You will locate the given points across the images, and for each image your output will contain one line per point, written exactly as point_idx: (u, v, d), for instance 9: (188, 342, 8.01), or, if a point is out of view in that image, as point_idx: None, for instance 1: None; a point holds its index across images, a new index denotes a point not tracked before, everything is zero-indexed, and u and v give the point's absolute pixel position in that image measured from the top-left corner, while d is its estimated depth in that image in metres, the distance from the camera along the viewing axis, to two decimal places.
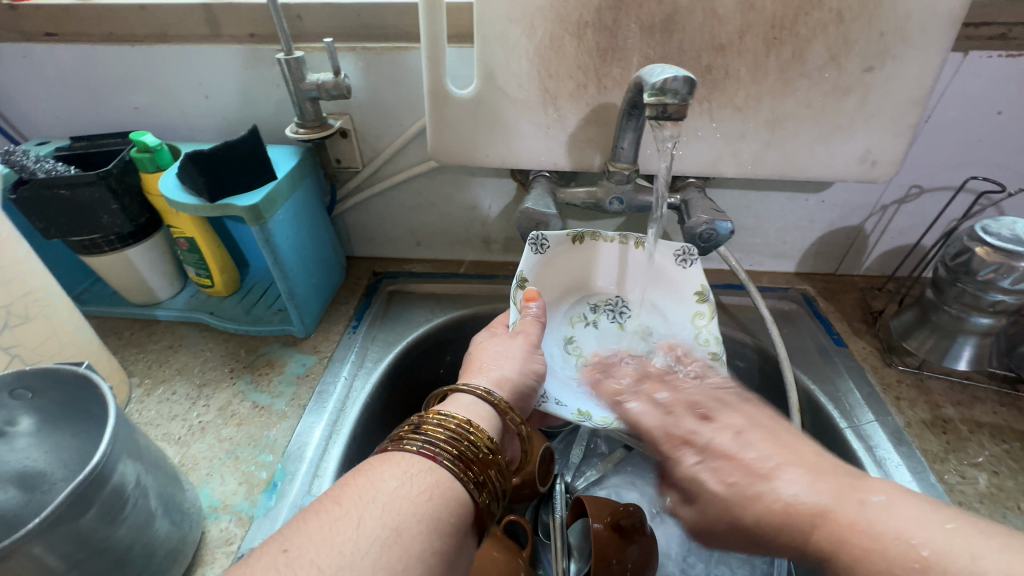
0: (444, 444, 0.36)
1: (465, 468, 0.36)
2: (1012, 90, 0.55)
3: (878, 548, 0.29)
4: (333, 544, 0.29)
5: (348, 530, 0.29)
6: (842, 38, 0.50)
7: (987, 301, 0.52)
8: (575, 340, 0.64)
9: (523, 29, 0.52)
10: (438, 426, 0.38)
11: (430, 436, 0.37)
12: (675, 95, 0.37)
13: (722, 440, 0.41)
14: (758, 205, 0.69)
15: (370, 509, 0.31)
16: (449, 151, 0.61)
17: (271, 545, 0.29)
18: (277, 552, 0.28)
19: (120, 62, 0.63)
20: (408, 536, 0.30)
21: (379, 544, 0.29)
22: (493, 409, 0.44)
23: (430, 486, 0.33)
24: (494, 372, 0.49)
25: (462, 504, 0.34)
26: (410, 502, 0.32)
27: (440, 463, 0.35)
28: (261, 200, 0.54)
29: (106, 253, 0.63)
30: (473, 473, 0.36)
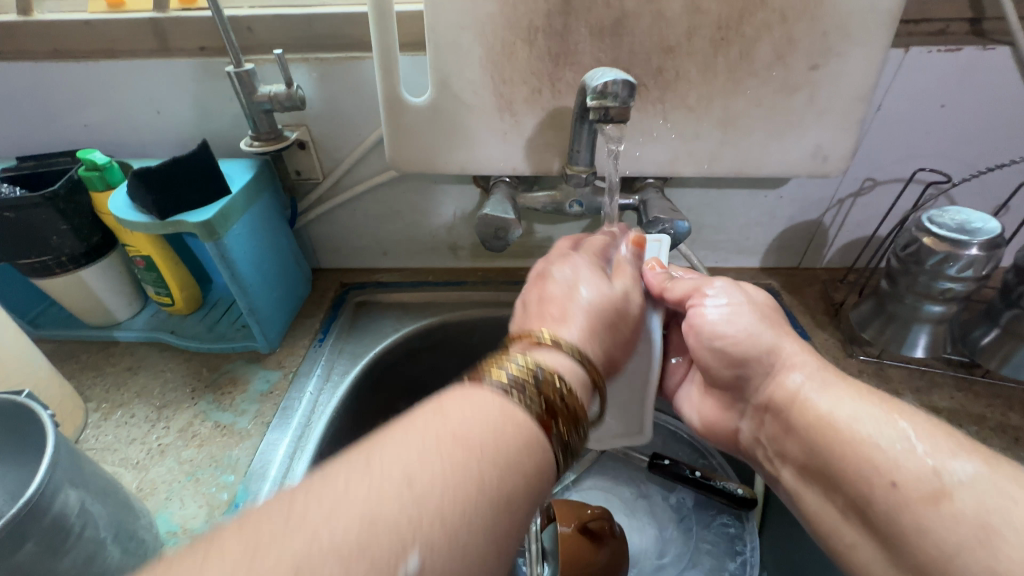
0: (540, 394, 0.33)
1: (554, 424, 0.32)
2: (952, 83, 0.57)
3: (893, 473, 0.34)
4: (454, 494, 0.27)
5: (467, 484, 0.27)
6: (786, 37, 0.51)
7: (938, 289, 0.54)
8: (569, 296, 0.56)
9: (475, 36, 0.52)
10: (533, 371, 0.34)
11: (510, 377, 0.33)
12: (616, 99, 0.38)
13: (736, 294, 0.50)
14: (719, 203, 0.69)
15: (484, 461, 0.28)
16: (408, 160, 0.61)
17: (385, 459, 0.27)
18: (397, 479, 0.26)
19: (66, 79, 0.62)
20: (515, 509, 0.29)
21: (488, 532, 0.27)
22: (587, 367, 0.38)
23: (527, 435, 0.31)
24: (577, 320, 0.42)
25: (549, 459, 0.32)
26: (515, 466, 0.30)
27: (531, 418, 0.32)
28: (214, 216, 0.53)
29: (58, 275, 0.61)
30: (561, 431, 0.33)
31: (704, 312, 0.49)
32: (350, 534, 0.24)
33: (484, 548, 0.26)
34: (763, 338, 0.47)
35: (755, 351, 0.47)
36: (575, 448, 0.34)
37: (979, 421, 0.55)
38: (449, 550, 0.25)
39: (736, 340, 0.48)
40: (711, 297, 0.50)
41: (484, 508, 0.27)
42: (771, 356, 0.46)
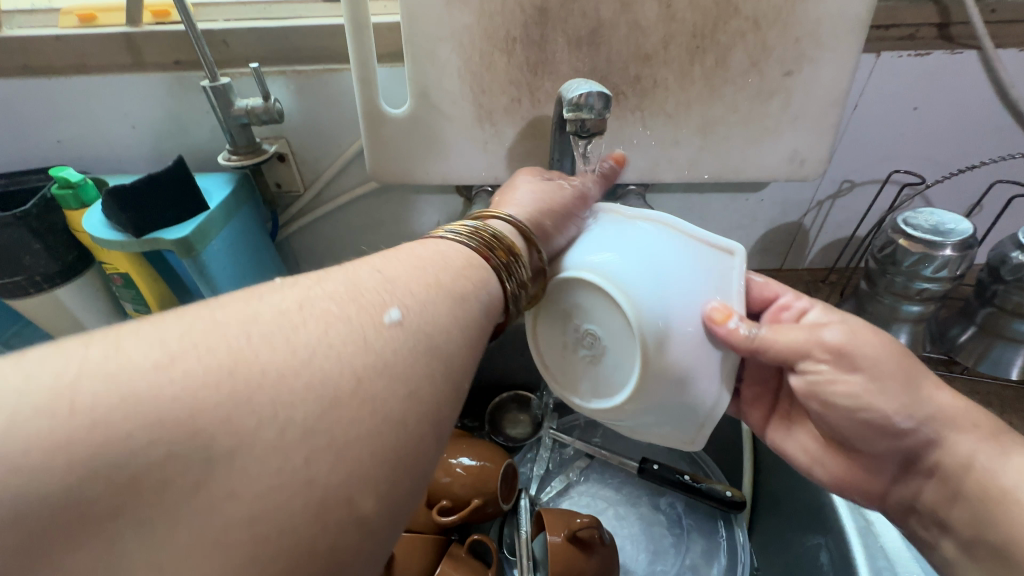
0: (488, 241, 0.37)
1: (495, 253, 0.36)
2: (923, 87, 0.58)
3: None
4: (417, 281, 0.31)
5: (427, 282, 0.31)
6: (759, 44, 0.52)
7: (915, 289, 0.55)
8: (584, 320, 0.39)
9: (452, 47, 0.52)
10: (479, 224, 0.38)
11: (465, 232, 0.37)
12: (591, 110, 0.38)
13: (863, 350, 0.40)
14: (700, 208, 0.70)
15: (445, 272, 0.33)
16: (388, 171, 0.60)
17: (362, 266, 0.31)
18: (371, 271, 0.30)
19: (38, 95, 0.61)
20: (470, 300, 0.32)
21: (451, 301, 0.31)
22: (524, 233, 0.39)
23: (473, 265, 0.34)
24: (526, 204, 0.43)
25: (491, 280, 0.35)
26: (470, 278, 0.33)
27: (473, 248, 0.36)
28: (191, 233, 0.52)
29: (33, 295, 0.60)
30: (500, 258, 0.36)
31: (830, 382, 0.41)
32: (338, 293, 0.28)
33: (448, 318, 0.30)
34: (920, 392, 0.39)
35: (913, 422, 0.39)
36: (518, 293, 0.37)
37: None
38: (422, 313, 0.29)
39: (886, 414, 0.40)
40: (837, 364, 0.40)
41: (444, 292, 0.31)
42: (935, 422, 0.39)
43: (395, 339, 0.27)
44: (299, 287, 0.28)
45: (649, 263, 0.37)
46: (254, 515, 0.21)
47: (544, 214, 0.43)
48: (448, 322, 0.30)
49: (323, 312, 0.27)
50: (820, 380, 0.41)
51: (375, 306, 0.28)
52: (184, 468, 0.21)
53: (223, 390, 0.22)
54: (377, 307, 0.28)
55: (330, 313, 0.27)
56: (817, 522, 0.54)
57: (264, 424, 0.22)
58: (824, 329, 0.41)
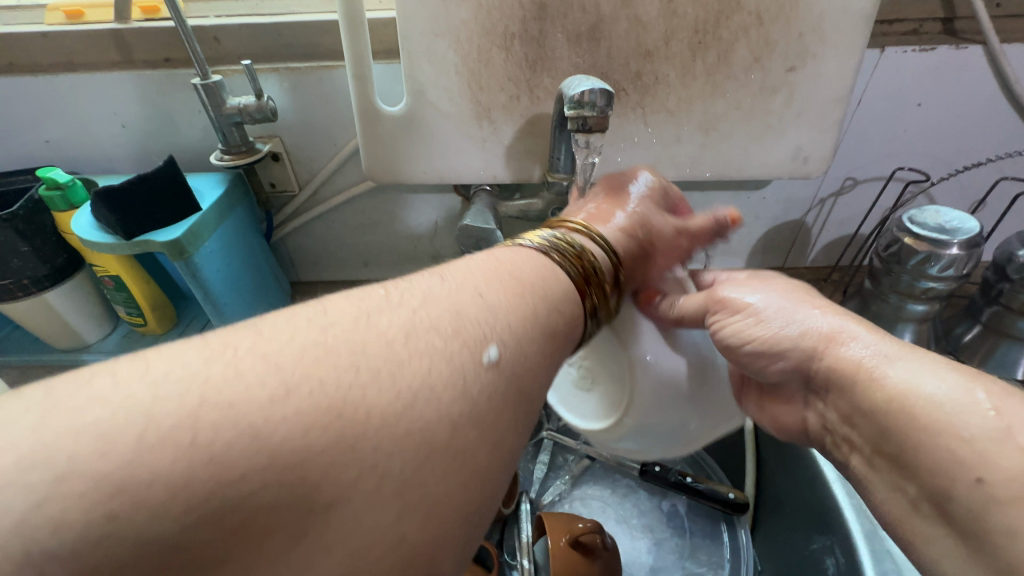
0: (583, 269, 0.37)
1: (588, 287, 0.36)
2: (928, 83, 0.57)
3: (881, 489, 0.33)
4: (518, 314, 0.30)
5: (527, 314, 0.31)
6: (762, 40, 0.51)
7: (920, 289, 0.54)
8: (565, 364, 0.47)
9: (449, 43, 0.51)
10: (576, 245, 0.39)
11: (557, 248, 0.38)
12: (593, 107, 0.37)
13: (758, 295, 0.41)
14: (701, 206, 0.69)
15: (540, 304, 0.32)
16: (384, 170, 0.59)
17: (465, 286, 0.30)
18: (473, 295, 0.30)
19: (24, 93, 0.59)
20: (558, 343, 0.32)
21: (542, 341, 0.31)
22: (615, 268, 0.40)
23: (570, 296, 0.35)
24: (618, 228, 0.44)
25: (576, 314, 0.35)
26: (558, 313, 0.33)
27: (568, 274, 0.36)
28: (183, 235, 0.51)
29: (21, 299, 0.59)
30: (593, 293, 0.37)
31: (741, 331, 0.39)
32: (441, 320, 0.27)
33: (538, 360, 0.30)
34: (825, 353, 0.36)
35: (796, 345, 0.37)
36: (592, 326, 0.37)
37: None
38: (516, 351, 0.28)
39: (769, 337, 0.38)
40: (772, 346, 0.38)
41: (538, 330, 0.31)
42: (811, 340, 0.36)
43: (490, 383, 0.26)
44: (371, 298, 0.28)
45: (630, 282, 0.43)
46: None
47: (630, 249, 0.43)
48: (538, 366, 0.30)
49: (427, 344, 0.26)
50: (719, 327, 0.40)
51: (476, 341, 0.27)
52: None
53: (293, 389, 0.21)
54: (477, 342, 0.27)
55: (432, 345, 0.26)
56: (821, 524, 0.53)
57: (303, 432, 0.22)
58: (721, 288, 0.42)
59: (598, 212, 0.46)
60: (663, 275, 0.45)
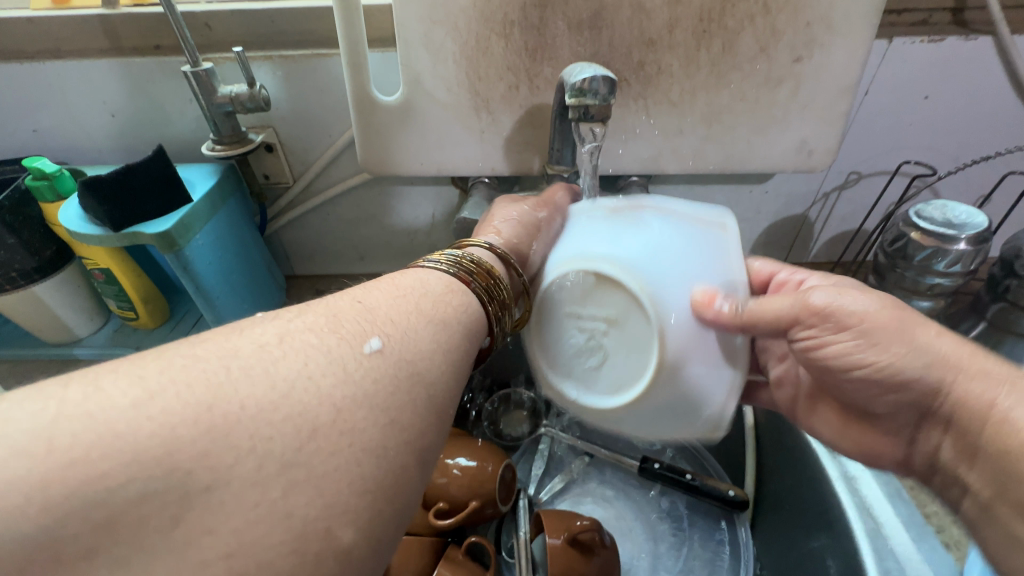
0: (467, 267, 0.39)
1: (476, 280, 0.38)
2: (937, 75, 0.56)
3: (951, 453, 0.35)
4: (402, 307, 0.32)
5: (408, 308, 0.32)
6: (769, 29, 0.50)
7: (926, 285, 0.53)
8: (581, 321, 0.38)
9: (447, 30, 0.50)
10: (462, 254, 0.40)
11: (447, 262, 0.39)
12: (596, 96, 0.36)
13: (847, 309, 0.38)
14: (703, 199, 0.68)
15: (422, 299, 0.34)
16: (381, 161, 0.58)
17: (344, 297, 0.32)
18: (353, 301, 0.32)
19: (9, 80, 0.57)
20: (452, 330, 0.33)
21: (432, 329, 0.32)
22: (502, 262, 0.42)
23: (454, 290, 0.37)
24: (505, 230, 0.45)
25: (471, 307, 0.36)
26: (450, 306, 0.35)
27: (453, 276, 0.38)
28: (173, 227, 0.50)
29: (9, 292, 0.57)
30: (481, 284, 0.38)
31: (822, 345, 0.40)
32: (318, 323, 0.29)
33: (428, 344, 0.31)
34: (916, 342, 0.36)
35: (911, 370, 0.36)
36: (500, 315, 0.39)
37: None
38: (402, 339, 0.30)
39: (880, 364, 0.37)
40: (827, 325, 0.39)
41: (425, 318, 0.32)
42: (936, 370, 0.36)
43: (373, 367, 0.27)
44: (273, 321, 0.29)
45: (668, 254, 0.36)
46: (232, 545, 0.20)
47: (523, 237, 0.46)
48: (428, 349, 0.31)
49: (303, 343, 0.27)
50: (812, 345, 0.40)
51: (357, 335, 0.29)
52: (159, 498, 0.20)
53: (200, 424, 0.22)
54: (359, 335, 0.29)
55: (309, 344, 0.27)
56: (822, 522, 0.53)
57: (242, 458, 0.22)
58: (810, 292, 0.40)
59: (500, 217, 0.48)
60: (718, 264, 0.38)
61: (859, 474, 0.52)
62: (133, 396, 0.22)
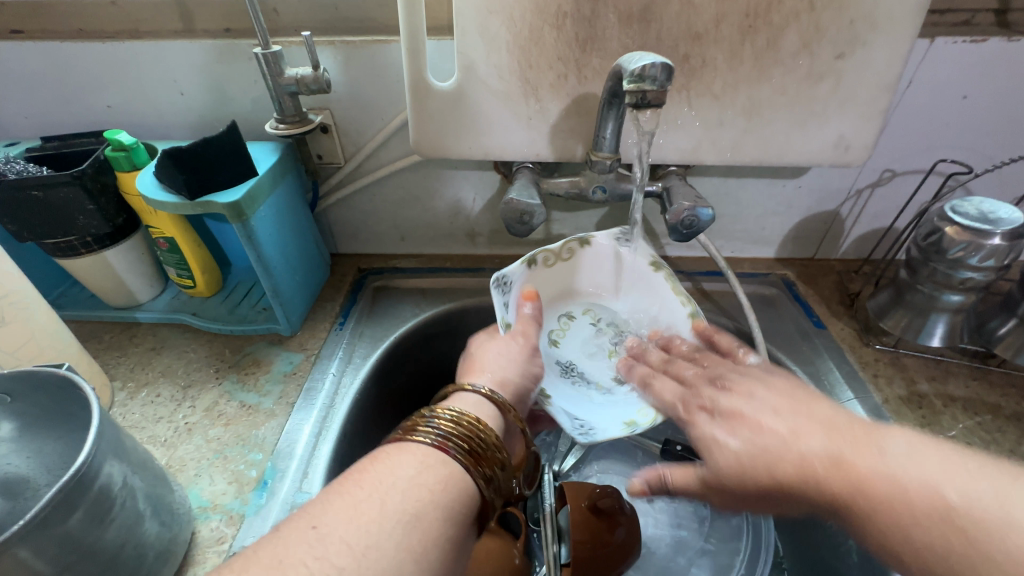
0: (454, 432, 0.38)
1: (460, 447, 0.38)
2: (978, 75, 0.57)
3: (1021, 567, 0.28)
4: (359, 525, 0.31)
5: (385, 506, 0.32)
6: (814, 26, 0.51)
7: (958, 279, 0.54)
8: (572, 320, 0.65)
9: (503, 21, 0.52)
10: (457, 415, 0.40)
11: (434, 429, 0.38)
12: (654, 82, 0.38)
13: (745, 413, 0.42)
14: (737, 193, 0.70)
15: (396, 492, 0.33)
16: (432, 145, 0.61)
17: (299, 520, 0.31)
18: (306, 529, 0.30)
19: (89, 60, 0.62)
20: (425, 523, 0.32)
21: (399, 531, 0.31)
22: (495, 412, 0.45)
23: (431, 466, 0.36)
24: (496, 375, 0.50)
25: (463, 485, 0.36)
26: (426, 488, 0.34)
27: (433, 445, 0.37)
28: (242, 198, 0.53)
29: (83, 255, 0.62)
30: (472, 453, 0.38)
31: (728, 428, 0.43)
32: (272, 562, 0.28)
33: (390, 560, 0.30)
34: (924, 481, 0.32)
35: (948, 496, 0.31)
36: (491, 483, 0.38)
37: (994, 409, 0.56)
38: (356, 566, 0.29)
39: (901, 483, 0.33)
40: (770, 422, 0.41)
41: (395, 519, 0.31)
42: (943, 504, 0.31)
43: None
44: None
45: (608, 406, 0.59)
46: None
47: (517, 372, 0.51)
48: (391, 563, 0.29)
49: None
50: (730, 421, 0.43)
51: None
52: None
53: None
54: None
55: None
56: None
57: None
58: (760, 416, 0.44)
59: (479, 365, 0.51)
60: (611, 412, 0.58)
61: None
62: None
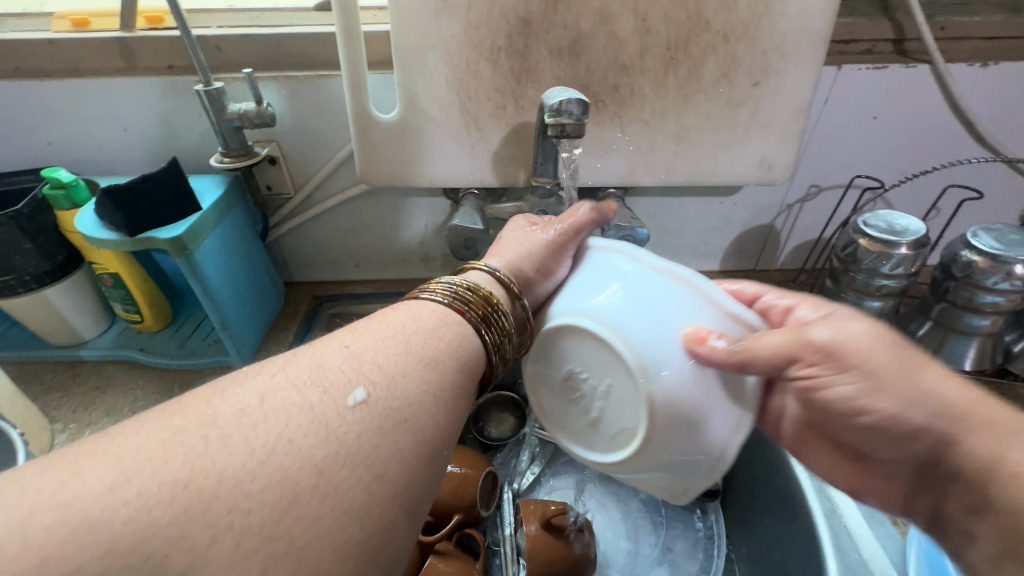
0: (464, 296, 0.38)
1: (471, 309, 0.37)
2: (882, 97, 0.62)
3: None
4: (389, 353, 0.32)
5: (399, 348, 0.33)
6: (729, 56, 0.55)
7: (875, 286, 0.58)
8: None
9: (439, 55, 0.55)
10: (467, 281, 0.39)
11: (445, 292, 0.38)
12: (571, 116, 0.41)
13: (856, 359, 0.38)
14: (678, 210, 0.73)
15: (416, 335, 0.34)
16: (378, 174, 0.62)
17: (331, 343, 0.33)
18: (340, 348, 0.32)
19: (27, 98, 0.61)
20: (445, 368, 0.33)
21: (421, 368, 0.32)
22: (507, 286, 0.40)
23: (449, 321, 0.36)
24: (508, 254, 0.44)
25: (469, 339, 0.36)
26: (443, 338, 0.35)
27: (448, 306, 0.37)
28: (185, 232, 0.53)
29: (21, 295, 0.60)
30: (477, 312, 0.37)
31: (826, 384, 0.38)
32: (303, 377, 0.30)
33: (412, 387, 0.31)
34: None
35: None
36: (500, 342, 0.38)
37: None
38: (389, 387, 0.30)
39: None
40: (826, 363, 0.37)
41: (415, 357, 0.32)
42: None
43: (357, 420, 0.28)
44: None
45: (659, 316, 0.34)
46: None
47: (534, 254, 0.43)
48: (411, 393, 0.31)
49: None
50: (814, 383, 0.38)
51: (341, 387, 0.29)
52: None
53: (176, 505, 0.23)
54: (343, 388, 0.29)
55: (291, 402, 0.28)
56: (786, 510, 0.55)
57: None
58: (812, 328, 0.37)
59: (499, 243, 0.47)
60: (702, 306, 0.35)
61: None
62: (110, 480, 0.23)
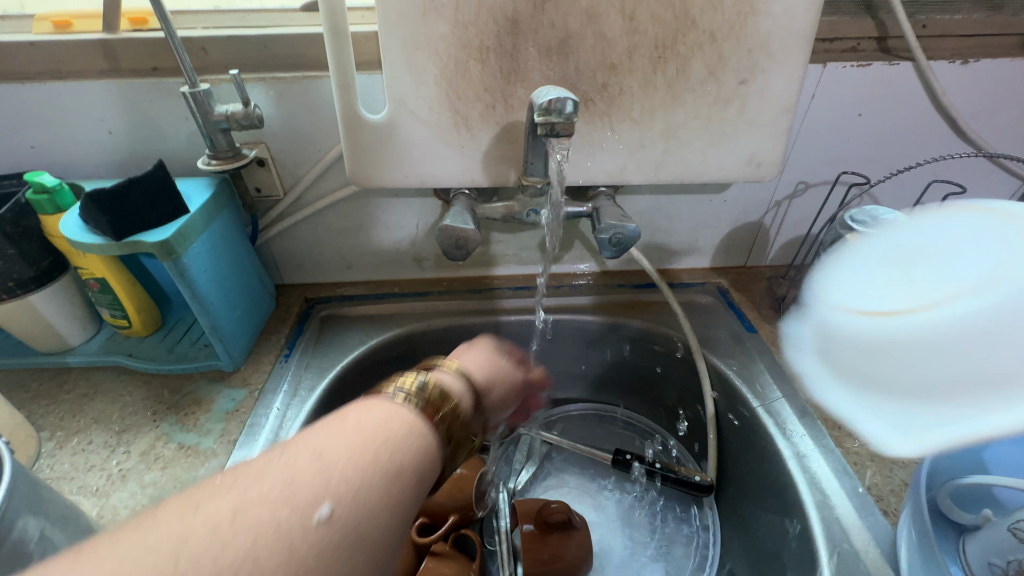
0: (431, 399, 0.37)
1: (433, 416, 0.36)
2: (867, 95, 0.63)
3: None
4: (356, 464, 0.30)
5: (366, 455, 0.31)
6: (716, 55, 0.56)
7: None
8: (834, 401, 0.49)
9: (427, 55, 0.55)
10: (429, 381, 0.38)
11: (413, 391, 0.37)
12: (560, 115, 0.41)
13: None
14: (668, 208, 0.74)
15: (382, 448, 0.32)
16: (368, 175, 0.62)
17: (292, 447, 0.31)
18: (309, 455, 0.30)
19: (8, 101, 0.60)
20: (405, 483, 0.31)
21: (385, 482, 0.30)
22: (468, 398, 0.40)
23: (415, 428, 0.34)
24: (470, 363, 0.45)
25: (431, 449, 0.34)
26: (408, 449, 0.33)
27: (416, 411, 0.35)
28: (172, 235, 0.53)
29: (5, 301, 0.59)
30: (440, 421, 0.36)
31: None
32: (270, 489, 0.28)
33: (373, 510, 0.29)
34: None
35: None
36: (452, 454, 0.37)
37: None
38: (354, 500, 0.29)
39: None
40: None
41: (380, 474, 0.31)
42: None
43: (320, 540, 0.27)
44: None
45: None
46: None
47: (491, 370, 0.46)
48: (372, 519, 0.29)
49: None
50: None
51: (307, 501, 0.28)
52: None
53: None
54: (304, 510, 0.27)
55: (259, 520, 0.26)
56: (779, 503, 0.55)
57: None
58: None
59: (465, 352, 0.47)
60: None
61: (808, 452, 0.55)
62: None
